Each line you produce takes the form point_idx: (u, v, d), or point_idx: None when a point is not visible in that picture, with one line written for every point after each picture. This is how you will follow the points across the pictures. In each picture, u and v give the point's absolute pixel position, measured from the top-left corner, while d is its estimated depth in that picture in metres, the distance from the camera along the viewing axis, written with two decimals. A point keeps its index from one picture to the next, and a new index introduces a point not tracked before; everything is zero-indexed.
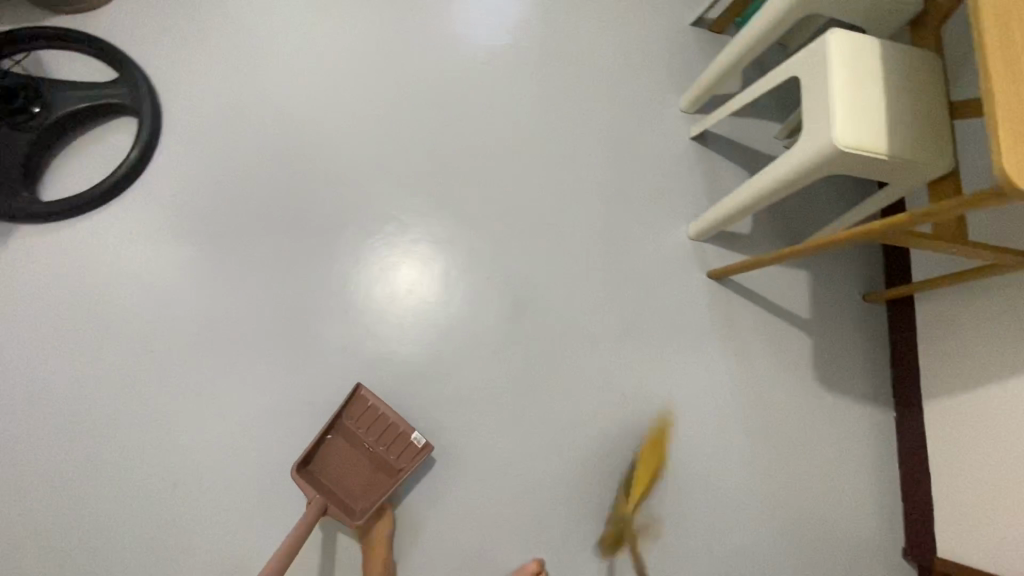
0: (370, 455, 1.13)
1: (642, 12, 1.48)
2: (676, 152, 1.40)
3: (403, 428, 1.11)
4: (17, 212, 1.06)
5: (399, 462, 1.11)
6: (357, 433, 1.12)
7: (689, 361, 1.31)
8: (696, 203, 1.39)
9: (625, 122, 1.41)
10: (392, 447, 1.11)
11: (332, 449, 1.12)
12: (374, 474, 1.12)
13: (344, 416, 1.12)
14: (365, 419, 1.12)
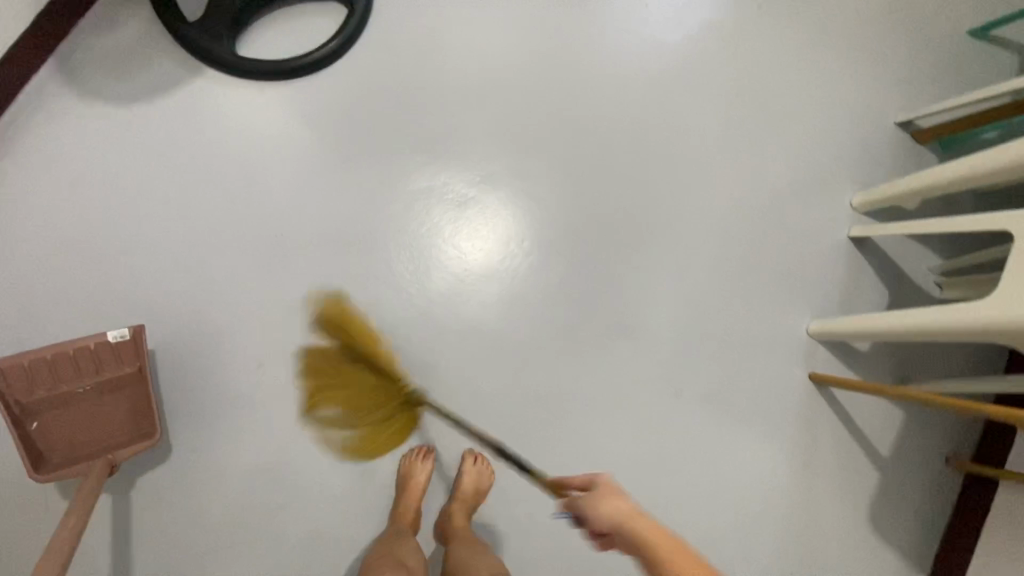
0: (94, 393, 1.03)
1: (853, 93, 1.40)
2: (827, 245, 1.35)
3: (88, 341, 1.00)
4: (214, 58, 1.07)
5: (127, 366, 1.03)
6: (51, 396, 1.00)
7: (756, 450, 1.29)
8: (825, 301, 1.34)
9: (792, 195, 1.35)
10: (98, 365, 1.01)
11: (54, 425, 1.01)
12: (112, 405, 1.04)
13: (22, 400, 0.99)
14: (28, 378, 0.98)
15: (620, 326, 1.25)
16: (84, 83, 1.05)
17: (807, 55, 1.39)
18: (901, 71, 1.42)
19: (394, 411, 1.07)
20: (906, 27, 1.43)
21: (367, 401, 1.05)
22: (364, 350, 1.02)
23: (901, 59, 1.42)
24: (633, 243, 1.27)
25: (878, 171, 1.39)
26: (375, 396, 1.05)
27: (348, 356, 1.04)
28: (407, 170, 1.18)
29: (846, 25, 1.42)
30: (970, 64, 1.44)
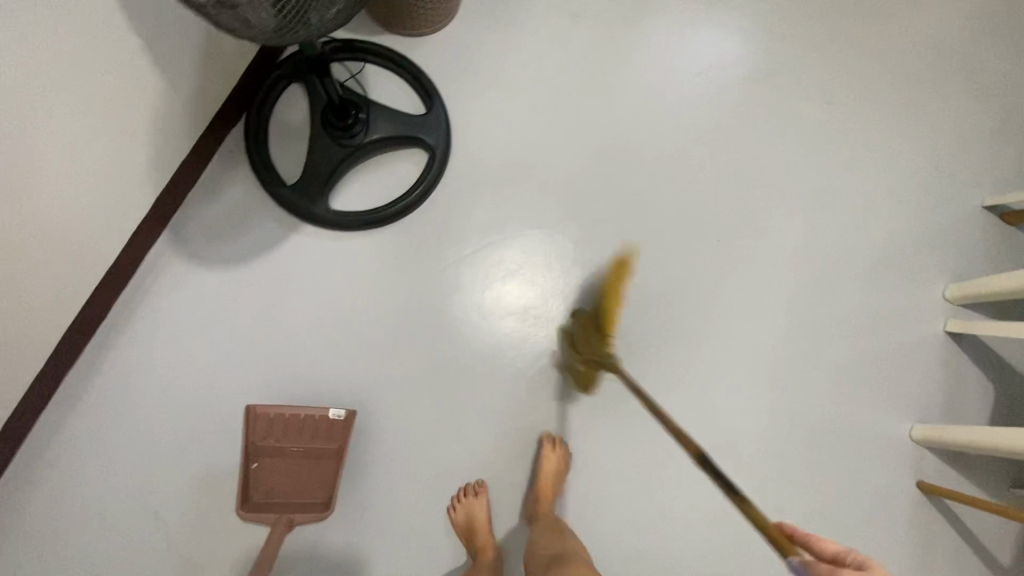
0: (299, 456, 1.10)
1: (934, 181, 1.37)
2: (922, 342, 1.30)
3: (316, 413, 1.10)
4: (311, 216, 1.13)
5: (331, 444, 1.11)
6: (279, 446, 1.10)
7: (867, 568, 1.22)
8: (927, 401, 1.28)
9: (878, 293, 1.32)
10: (314, 434, 1.10)
11: (265, 471, 1.10)
12: (314, 471, 1.11)
13: (254, 442, 1.09)
14: (269, 432, 1.10)
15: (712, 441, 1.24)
16: (197, 251, 1.13)
17: (881, 144, 1.37)
18: (982, 152, 1.38)
19: (586, 359, 1.14)
20: (983, 105, 1.40)
21: (595, 334, 1.13)
22: (615, 291, 1.21)
23: (981, 140, 1.38)
24: (720, 354, 1.26)
25: (969, 257, 1.34)
26: (596, 330, 1.13)
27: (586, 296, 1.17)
28: (477, 282, 1.21)
29: (922, 110, 1.39)
30: None
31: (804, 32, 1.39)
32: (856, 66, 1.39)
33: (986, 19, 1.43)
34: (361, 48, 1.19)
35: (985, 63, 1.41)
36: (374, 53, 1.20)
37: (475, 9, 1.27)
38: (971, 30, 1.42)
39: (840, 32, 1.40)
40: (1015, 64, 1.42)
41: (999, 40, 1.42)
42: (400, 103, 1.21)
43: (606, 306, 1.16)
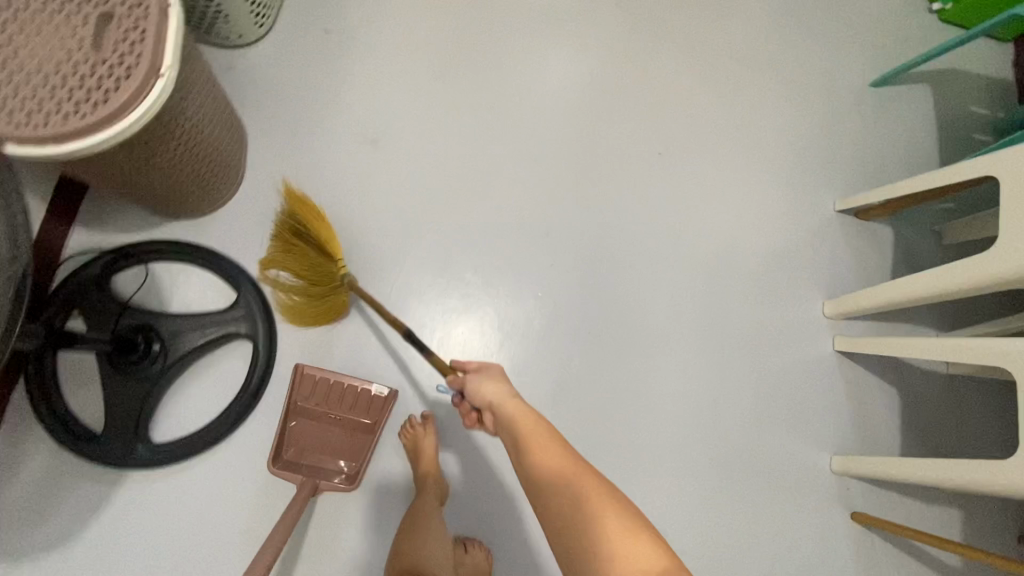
0: (339, 423, 1.07)
1: (784, 199, 1.35)
2: (817, 367, 1.28)
3: (362, 385, 1.07)
4: (133, 462, 0.99)
5: (370, 417, 1.08)
6: (321, 411, 1.06)
7: None
8: (839, 429, 1.25)
9: (759, 329, 1.31)
10: (358, 408, 1.07)
11: (304, 431, 1.06)
12: (350, 438, 1.07)
13: (298, 402, 1.05)
14: (314, 396, 1.06)
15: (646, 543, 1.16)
16: (6, 543, 0.96)
17: (725, 179, 1.34)
18: (820, 160, 1.38)
19: (326, 293, 1.05)
20: (808, 112, 1.40)
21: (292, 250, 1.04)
22: (322, 224, 1.03)
23: (818, 148, 1.38)
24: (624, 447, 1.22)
25: (836, 269, 1.33)
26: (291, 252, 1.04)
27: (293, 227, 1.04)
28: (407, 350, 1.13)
29: (754, 131, 1.37)
30: (877, 133, 1.42)
31: (621, 84, 1.33)
32: (682, 105, 1.35)
33: (789, 26, 1.43)
34: (141, 251, 1.05)
35: (801, 71, 1.41)
36: (157, 251, 1.06)
37: (271, 168, 1.17)
38: (780, 41, 1.42)
39: (658, 73, 1.35)
40: (828, 64, 1.43)
41: (805, 43, 1.43)
42: (205, 295, 1.07)
43: (311, 236, 1.03)
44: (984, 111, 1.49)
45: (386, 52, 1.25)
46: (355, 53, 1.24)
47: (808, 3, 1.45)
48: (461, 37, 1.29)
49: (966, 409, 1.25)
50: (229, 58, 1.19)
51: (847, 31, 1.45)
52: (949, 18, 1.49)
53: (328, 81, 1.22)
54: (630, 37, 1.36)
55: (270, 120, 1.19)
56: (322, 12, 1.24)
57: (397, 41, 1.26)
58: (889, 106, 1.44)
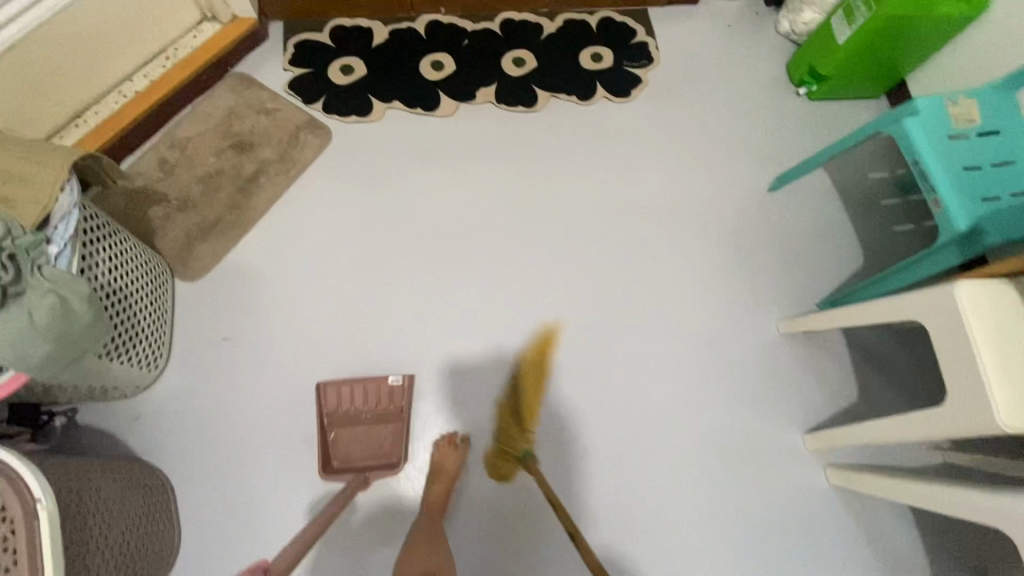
0: (371, 422, 1.19)
1: (724, 331, 1.34)
2: (818, 500, 1.23)
3: (378, 380, 1.20)
4: None
5: (394, 407, 1.19)
6: (351, 416, 1.18)
7: None
8: (862, 561, 1.20)
9: (752, 478, 1.24)
10: (381, 403, 1.19)
11: (343, 440, 1.18)
12: (385, 429, 1.19)
13: (329, 415, 1.17)
14: (343, 405, 1.18)
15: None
16: None
17: (662, 332, 1.33)
18: (744, 279, 1.39)
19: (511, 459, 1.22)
20: (714, 237, 1.42)
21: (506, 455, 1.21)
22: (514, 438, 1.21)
23: (737, 268, 1.40)
24: None
25: (802, 389, 1.30)
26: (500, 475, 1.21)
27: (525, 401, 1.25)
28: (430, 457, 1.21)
29: (672, 276, 1.38)
30: (789, 233, 1.43)
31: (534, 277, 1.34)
32: (598, 276, 1.36)
33: (669, 161, 1.47)
34: None
35: (695, 201, 1.44)
36: None
37: (210, 504, 1.12)
38: (665, 176, 1.46)
39: (566, 255, 1.37)
40: (718, 184, 1.46)
41: (690, 172, 1.47)
42: None
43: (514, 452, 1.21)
44: (882, 172, 1.50)
45: (297, 332, 1.23)
46: (265, 346, 1.22)
47: (680, 130, 1.50)
48: (366, 288, 1.29)
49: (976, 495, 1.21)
50: (134, 406, 1.14)
51: (724, 144, 1.50)
52: (817, 98, 1.54)
53: (244, 384, 1.19)
54: (526, 225, 1.38)
55: (196, 450, 1.14)
56: (219, 316, 1.22)
57: (304, 317, 1.25)
58: (792, 201, 1.46)
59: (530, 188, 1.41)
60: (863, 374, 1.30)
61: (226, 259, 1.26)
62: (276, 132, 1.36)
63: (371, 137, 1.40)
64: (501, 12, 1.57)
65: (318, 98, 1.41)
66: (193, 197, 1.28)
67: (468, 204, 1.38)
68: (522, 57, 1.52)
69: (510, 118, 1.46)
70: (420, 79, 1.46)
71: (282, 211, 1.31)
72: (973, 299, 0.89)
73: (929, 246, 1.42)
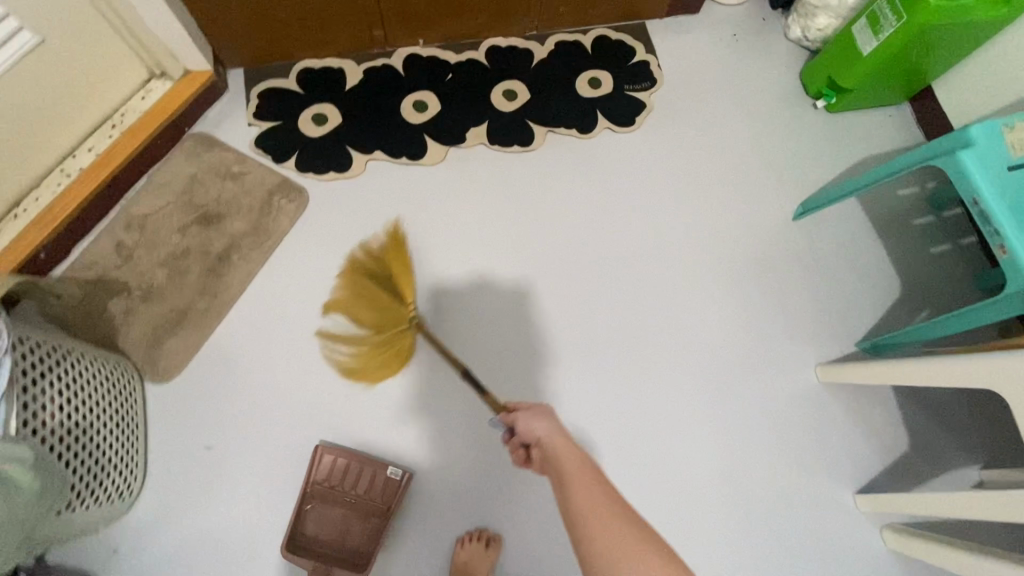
0: (354, 507, 1.06)
1: (759, 380, 1.21)
2: (877, 564, 1.12)
3: (377, 465, 1.07)
4: None
5: (382, 502, 1.06)
6: (338, 494, 1.06)
7: None
8: None
9: (803, 544, 1.12)
10: (372, 492, 1.06)
11: (320, 513, 1.06)
12: (366, 521, 1.06)
13: (316, 484, 1.06)
14: (334, 478, 1.06)
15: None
16: None
17: (692, 387, 1.20)
18: (775, 318, 1.26)
19: (394, 334, 1.07)
20: (739, 274, 1.29)
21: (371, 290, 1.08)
22: (399, 264, 1.10)
23: (766, 307, 1.27)
24: None
25: (850, 442, 1.18)
26: (375, 291, 1.08)
27: (376, 282, 1.08)
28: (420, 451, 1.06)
29: (697, 321, 1.25)
30: (820, 264, 1.30)
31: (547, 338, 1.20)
32: (616, 330, 1.22)
33: (682, 193, 1.34)
34: None
35: (714, 235, 1.31)
36: None
37: None
38: (678, 210, 1.33)
39: (581, 310, 1.23)
40: (737, 213, 1.33)
41: (705, 204, 1.34)
42: None
43: (387, 275, 1.09)
44: (912, 188, 1.38)
45: (287, 430, 1.10)
46: (253, 449, 1.08)
47: (690, 157, 1.37)
48: None
49: None
50: (108, 535, 1.01)
51: (739, 169, 1.37)
52: (836, 109, 1.41)
53: (230, 494, 1.05)
54: (532, 277, 1.24)
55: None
56: (198, 418, 1.08)
57: (294, 410, 1.11)
58: (820, 229, 1.33)
59: (535, 236, 1.27)
60: (914, 422, 1.18)
61: (202, 353, 1.12)
62: (247, 200, 1.21)
63: (353, 194, 1.26)
64: (486, 39, 1.42)
65: (291, 154, 1.26)
66: (158, 284, 1.13)
67: (468, 260, 1.24)
68: (513, 89, 1.38)
69: (504, 158, 1.32)
70: (403, 124, 1.32)
71: (260, 290, 1.17)
72: None
73: (970, 267, 1.30)
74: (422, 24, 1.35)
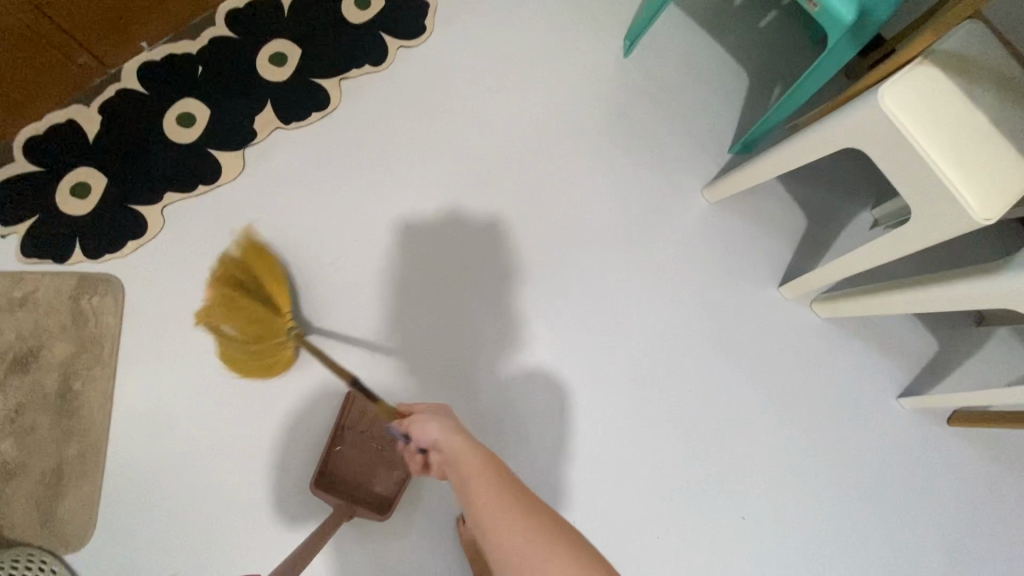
0: (379, 455, 1.07)
1: (654, 226, 1.19)
2: (815, 337, 1.17)
3: (409, 413, 1.08)
4: None
5: (407, 452, 1.07)
6: (367, 440, 1.07)
7: (998, 514, 1.14)
8: (877, 367, 1.17)
9: (748, 352, 1.16)
10: (397, 440, 1.07)
11: (348, 457, 1.06)
12: (390, 465, 1.07)
13: (346, 427, 1.06)
14: (366, 423, 1.07)
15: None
16: None
17: (597, 266, 1.16)
18: (645, 161, 1.21)
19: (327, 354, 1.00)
20: (593, 133, 1.21)
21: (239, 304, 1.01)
22: (271, 278, 1.04)
23: (633, 154, 1.21)
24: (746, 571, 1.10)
25: (759, 246, 1.19)
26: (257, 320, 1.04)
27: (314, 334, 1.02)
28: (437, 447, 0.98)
29: (575, 201, 1.18)
30: (668, 90, 1.24)
31: (447, 295, 1.14)
32: (504, 251, 1.15)
33: (505, 79, 1.22)
34: None
35: (554, 107, 1.22)
36: None
37: None
38: (509, 98, 1.21)
39: (466, 251, 1.15)
40: (566, 73, 1.23)
41: (532, 79, 1.22)
42: None
43: (258, 282, 1.03)
44: None
45: (245, 516, 1.04)
46: (221, 551, 1.03)
47: (497, 37, 1.23)
48: (283, 422, 1.07)
49: (945, 248, 1.17)
50: None
51: (551, 26, 1.25)
52: None
53: None
54: (397, 241, 1.14)
55: None
56: (139, 545, 1.02)
57: (235, 490, 1.04)
58: (655, 53, 1.25)
59: (384, 202, 1.15)
60: (801, 199, 1.21)
61: (106, 489, 1.03)
62: (53, 320, 1.06)
63: (172, 255, 1.10)
64: (220, 7, 1.17)
65: (71, 245, 1.07)
66: (16, 458, 1.02)
67: (329, 262, 1.12)
68: (277, 51, 1.17)
69: (305, 134, 1.15)
70: (178, 150, 1.12)
71: (130, 403, 1.05)
72: (899, 98, 0.79)
73: (799, 25, 1.28)
74: (133, 28, 1.08)
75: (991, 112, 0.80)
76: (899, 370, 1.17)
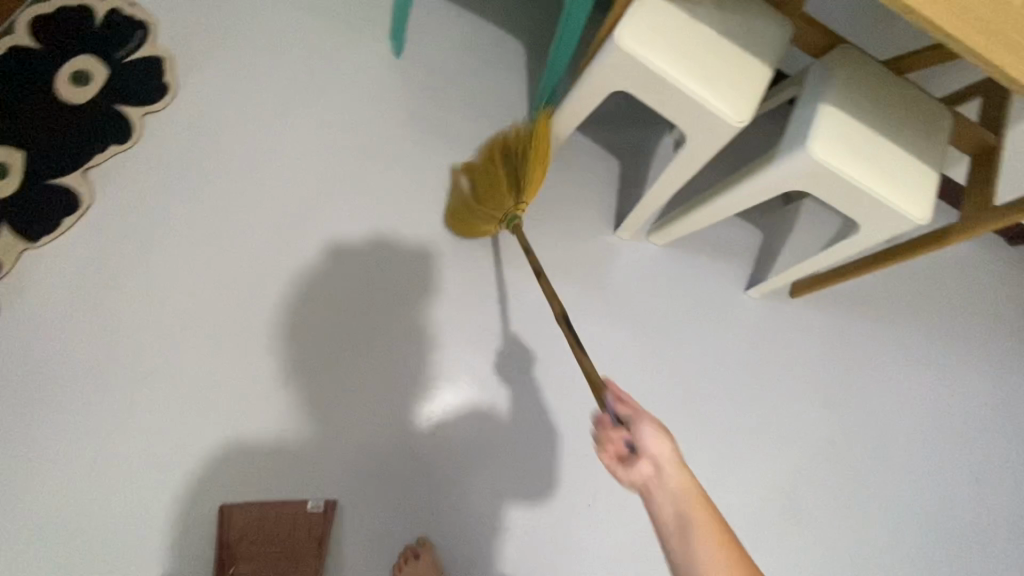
0: (279, 560, 0.95)
1: None
2: (660, 264, 1.24)
3: (298, 500, 0.98)
4: None
5: (311, 542, 0.96)
6: (259, 550, 0.94)
7: (851, 354, 1.29)
8: (718, 270, 1.26)
9: (608, 299, 1.20)
10: (295, 534, 0.96)
11: None
12: (296, 564, 0.95)
13: (229, 548, 0.92)
14: (252, 533, 0.94)
15: (788, 509, 1.18)
16: None
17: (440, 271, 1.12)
18: (450, 152, 1.18)
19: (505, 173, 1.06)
20: (388, 142, 1.16)
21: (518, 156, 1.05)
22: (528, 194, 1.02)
23: (435, 149, 1.17)
24: None
25: (584, 199, 1.22)
26: (494, 178, 1.07)
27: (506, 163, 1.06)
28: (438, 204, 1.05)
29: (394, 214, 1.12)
30: (447, 76, 1.22)
31: (293, 359, 1.03)
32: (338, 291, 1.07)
33: (273, 115, 1.12)
34: None
35: (337, 128, 1.14)
36: None
37: None
38: (285, 132, 1.12)
39: (296, 305, 1.05)
40: (337, 90, 1.16)
41: (302, 106, 1.14)
42: None
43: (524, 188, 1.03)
44: None
45: None
46: None
47: (247, 75, 1.13)
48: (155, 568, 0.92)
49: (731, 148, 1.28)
50: None
51: (303, 48, 1.17)
52: None
53: None
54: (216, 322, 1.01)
55: None
56: None
57: None
58: (424, 44, 1.22)
59: (183, 287, 1.01)
60: (603, 143, 1.25)
61: None
62: None
63: None
64: None
65: None
66: None
67: (143, 374, 0.97)
68: None
69: (60, 244, 0.99)
70: None
71: None
72: (634, 33, 0.81)
73: None
74: None
75: (712, 22, 0.86)
76: (736, 265, 1.28)
